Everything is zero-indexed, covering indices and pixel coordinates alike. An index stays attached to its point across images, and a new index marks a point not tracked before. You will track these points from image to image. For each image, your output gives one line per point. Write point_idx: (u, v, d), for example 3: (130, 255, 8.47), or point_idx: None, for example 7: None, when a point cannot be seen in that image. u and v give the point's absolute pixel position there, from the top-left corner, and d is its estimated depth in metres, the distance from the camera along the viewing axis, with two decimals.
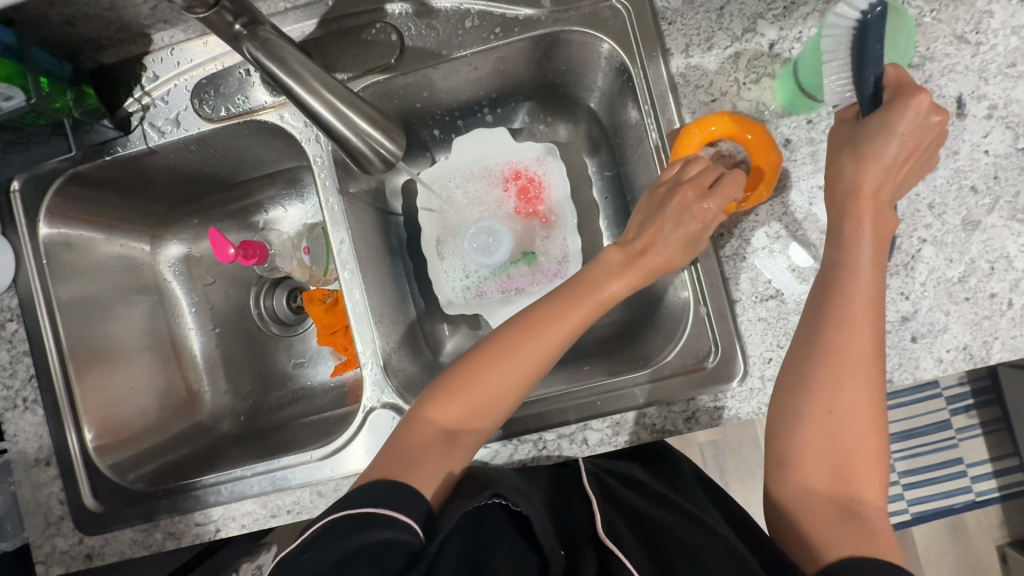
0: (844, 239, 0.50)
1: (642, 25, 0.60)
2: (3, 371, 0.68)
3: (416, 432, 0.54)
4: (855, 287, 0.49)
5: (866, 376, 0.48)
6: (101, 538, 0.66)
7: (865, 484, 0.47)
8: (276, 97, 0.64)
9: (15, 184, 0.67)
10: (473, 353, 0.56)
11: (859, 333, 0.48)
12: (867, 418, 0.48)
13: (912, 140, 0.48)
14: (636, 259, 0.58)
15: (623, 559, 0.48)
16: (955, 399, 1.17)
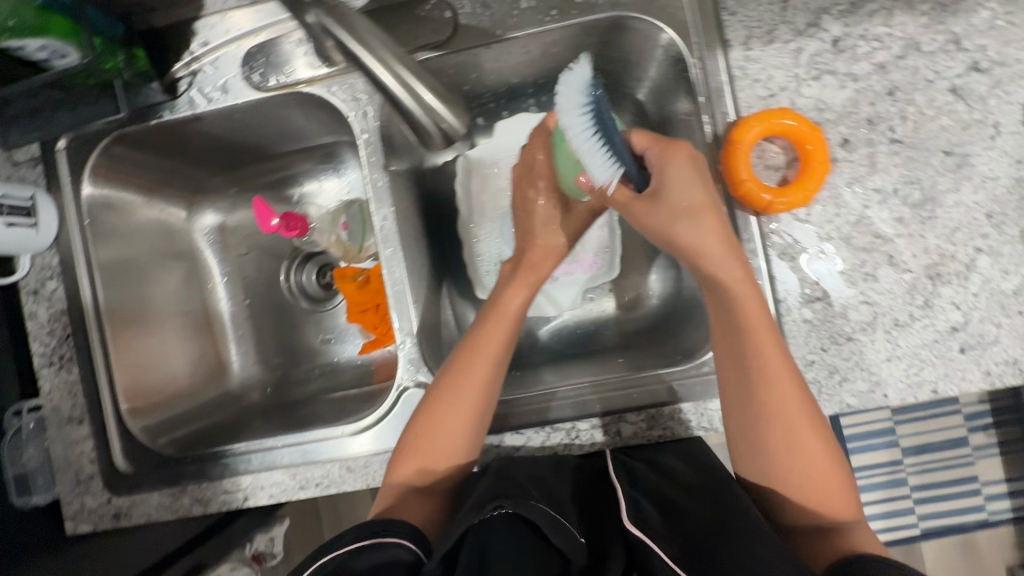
0: (715, 296, 0.53)
1: (702, 14, 0.59)
2: (40, 328, 0.69)
3: (390, 496, 0.58)
4: (760, 326, 0.51)
5: (795, 406, 0.50)
6: (129, 499, 0.66)
7: (834, 498, 0.51)
8: (328, 68, 0.64)
9: (60, 143, 0.67)
10: (423, 400, 0.60)
11: (775, 373, 0.50)
12: (818, 445, 0.51)
13: (686, 195, 0.52)
14: (521, 274, 0.65)
15: (654, 546, 0.46)
16: (976, 417, 1.14)
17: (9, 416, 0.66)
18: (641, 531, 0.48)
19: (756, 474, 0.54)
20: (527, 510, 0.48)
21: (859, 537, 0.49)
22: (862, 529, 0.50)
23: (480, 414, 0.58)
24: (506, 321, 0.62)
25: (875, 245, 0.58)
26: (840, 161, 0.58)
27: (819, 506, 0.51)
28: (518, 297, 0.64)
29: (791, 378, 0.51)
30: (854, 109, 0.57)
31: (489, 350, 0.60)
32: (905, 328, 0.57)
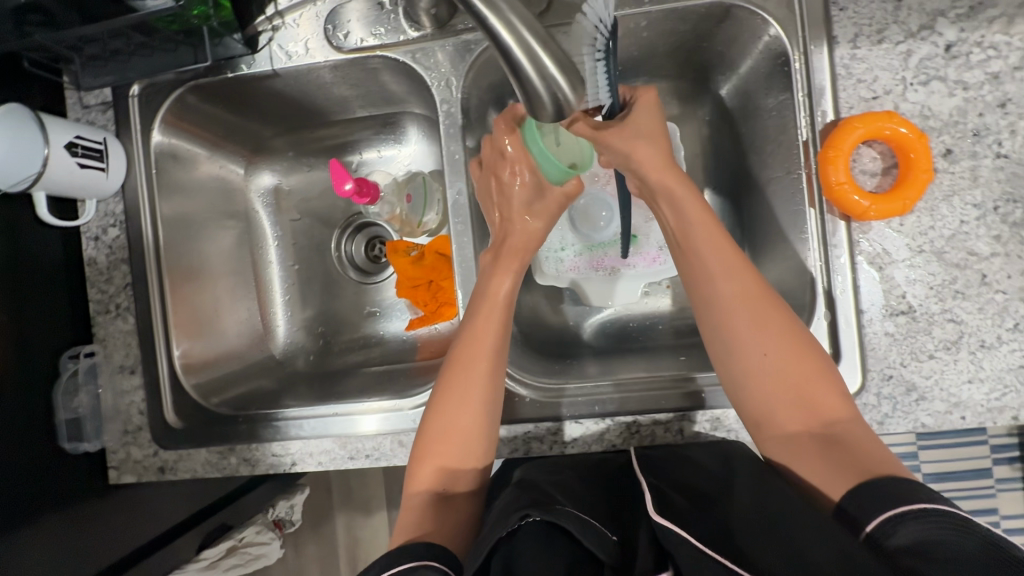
0: (673, 207, 0.57)
1: (809, 7, 0.57)
2: (100, 275, 0.69)
3: (410, 508, 0.54)
4: (727, 276, 0.54)
5: (760, 312, 0.53)
6: (176, 454, 0.67)
7: (827, 403, 0.51)
8: (415, 32, 0.63)
9: (135, 88, 0.67)
10: (429, 407, 0.58)
11: (733, 281, 0.54)
12: (792, 351, 0.52)
13: (648, 126, 0.58)
14: (507, 257, 0.60)
15: (681, 531, 0.44)
16: (999, 449, 1.03)
17: (64, 360, 0.65)
18: (667, 518, 0.46)
19: (745, 401, 0.53)
20: (554, 515, 0.47)
21: (859, 443, 0.49)
22: (859, 428, 0.50)
23: (489, 406, 0.56)
24: (502, 308, 0.59)
25: (969, 262, 0.55)
26: (940, 172, 0.56)
27: (813, 416, 0.51)
28: (512, 279, 0.60)
29: (750, 285, 0.54)
30: (961, 119, 0.55)
31: (493, 323, 0.58)
32: (991, 350, 0.55)
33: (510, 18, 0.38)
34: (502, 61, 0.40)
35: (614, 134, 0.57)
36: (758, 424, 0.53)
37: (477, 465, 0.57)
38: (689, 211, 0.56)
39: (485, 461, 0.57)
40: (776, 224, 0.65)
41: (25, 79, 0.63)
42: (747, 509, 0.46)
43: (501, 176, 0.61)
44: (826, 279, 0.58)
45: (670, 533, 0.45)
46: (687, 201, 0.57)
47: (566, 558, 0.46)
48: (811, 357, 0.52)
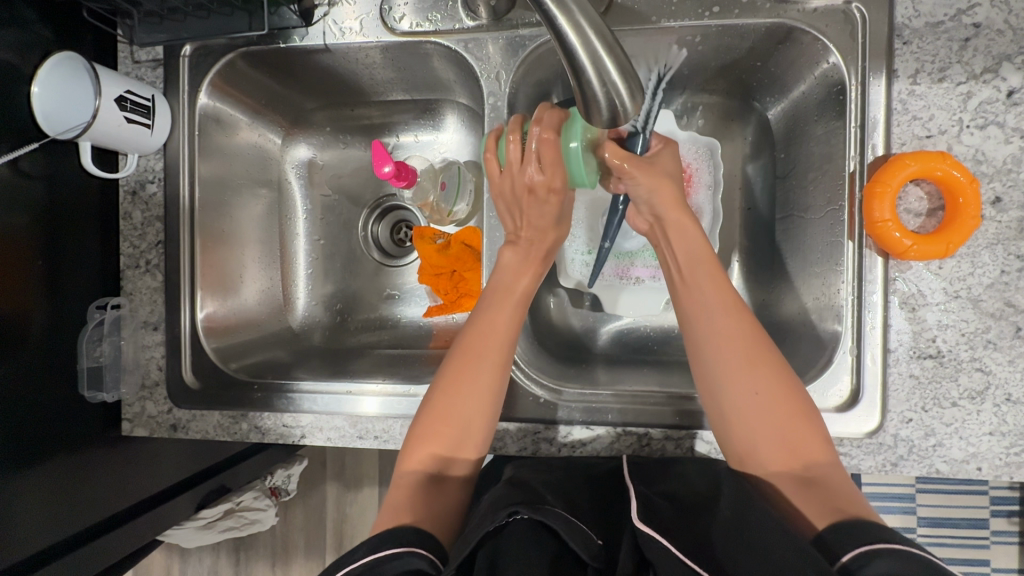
0: (675, 240, 0.59)
1: (873, 38, 0.56)
2: (133, 230, 0.70)
3: (402, 487, 0.53)
4: (720, 304, 0.55)
5: (753, 355, 0.52)
6: (189, 413, 0.69)
7: (808, 447, 0.51)
8: (470, 21, 0.63)
9: (186, 49, 0.68)
10: (434, 389, 0.57)
11: (725, 317, 0.54)
12: (773, 388, 0.52)
13: (667, 168, 0.59)
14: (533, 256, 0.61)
15: (667, 545, 0.45)
16: (1000, 501, 1.02)
17: (92, 310, 0.66)
18: (650, 527, 0.46)
19: (728, 435, 0.53)
20: (543, 514, 0.47)
21: (837, 488, 0.49)
22: (840, 475, 0.50)
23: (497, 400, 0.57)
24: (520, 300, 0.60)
25: (1004, 313, 0.55)
26: (986, 219, 0.55)
27: (796, 457, 0.51)
28: (528, 274, 0.60)
29: (743, 324, 0.54)
30: (1014, 168, 0.54)
31: (508, 313, 0.59)
32: (1016, 405, 0.55)
33: (579, 20, 0.38)
34: (564, 61, 0.40)
35: (642, 172, 0.57)
36: (738, 457, 0.53)
37: (473, 454, 0.56)
38: (692, 247, 0.58)
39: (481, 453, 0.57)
40: (811, 253, 0.64)
41: (80, 28, 0.63)
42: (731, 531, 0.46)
43: (534, 189, 0.59)
44: (856, 314, 0.57)
45: (653, 542, 0.45)
46: (692, 238, 0.58)
47: (548, 556, 0.46)
48: (801, 401, 0.52)
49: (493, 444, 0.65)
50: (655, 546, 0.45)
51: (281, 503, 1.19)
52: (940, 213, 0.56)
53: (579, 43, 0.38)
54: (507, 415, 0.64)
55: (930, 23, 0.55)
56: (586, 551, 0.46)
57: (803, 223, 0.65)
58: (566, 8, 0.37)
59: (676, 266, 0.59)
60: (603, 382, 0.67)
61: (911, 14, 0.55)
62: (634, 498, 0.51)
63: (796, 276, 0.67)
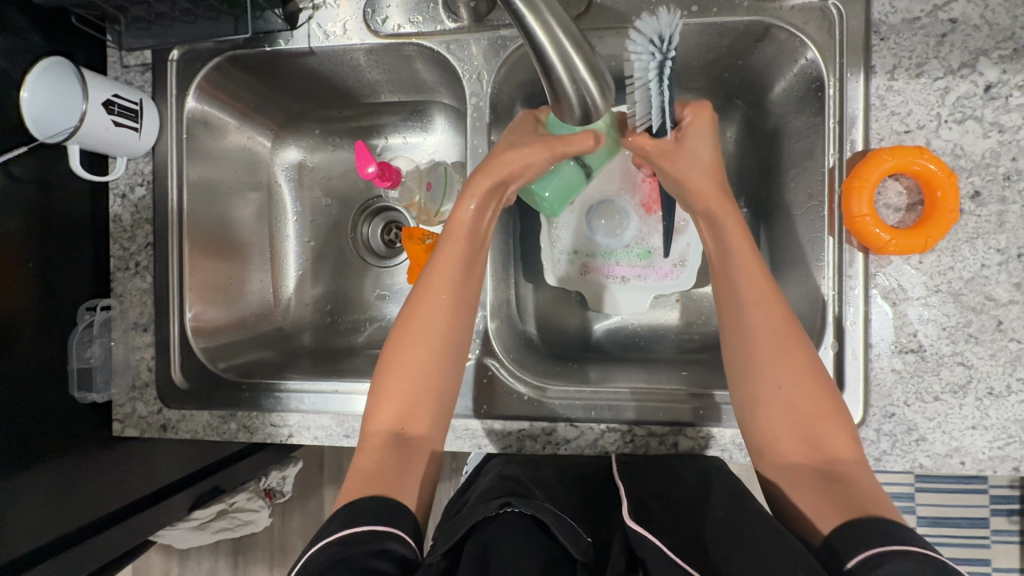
0: (714, 234, 0.57)
1: (850, 35, 0.56)
2: (123, 232, 0.71)
3: (369, 449, 0.53)
4: (753, 287, 0.54)
5: (785, 341, 0.52)
6: (179, 413, 0.70)
7: (829, 438, 0.50)
8: (452, 23, 0.63)
9: (174, 54, 0.69)
10: (389, 341, 0.57)
11: (762, 302, 0.53)
12: (800, 379, 0.51)
13: (707, 158, 0.56)
14: (484, 179, 0.56)
15: (657, 542, 0.45)
16: (999, 500, 1.01)
17: (81, 311, 0.67)
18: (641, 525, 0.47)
19: (753, 429, 0.53)
20: (534, 508, 0.47)
21: (861, 486, 0.48)
22: (862, 471, 0.49)
23: (451, 359, 0.56)
24: (470, 237, 0.57)
25: (985, 307, 0.55)
26: (966, 213, 0.55)
27: (816, 452, 0.50)
28: (479, 205, 0.57)
29: (777, 313, 0.53)
30: (993, 162, 0.55)
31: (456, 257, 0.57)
32: (999, 398, 0.55)
33: (547, 19, 0.38)
34: (534, 59, 0.40)
35: (666, 162, 0.55)
36: (761, 451, 0.52)
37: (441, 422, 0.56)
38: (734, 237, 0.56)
39: (442, 423, 0.56)
40: (794, 250, 0.64)
41: (70, 34, 0.64)
42: (722, 529, 0.46)
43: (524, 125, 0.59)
44: (836, 309, 0.58)
45: (641, 538, 0.46)
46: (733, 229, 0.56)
47: (543, 556, 0.45)
48: (821, 395, 0.51)
49: (478, 442, 0.65)
50: (647, 544, 0.45)
51: (278, 505, 1.19)
52: (919, 208, 0.56)
53: (548, 41, 0.39)
54: (491, 412, 0.65)
55: (906, 19, 0.55)
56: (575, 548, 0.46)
57: (785, 220, 0.66)
58: (534, 8, 0.38)
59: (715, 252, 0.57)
60: (588, 380, 0.67)
61: (887, 10, 0.56)
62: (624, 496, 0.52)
63: (781, 272, 0.67)
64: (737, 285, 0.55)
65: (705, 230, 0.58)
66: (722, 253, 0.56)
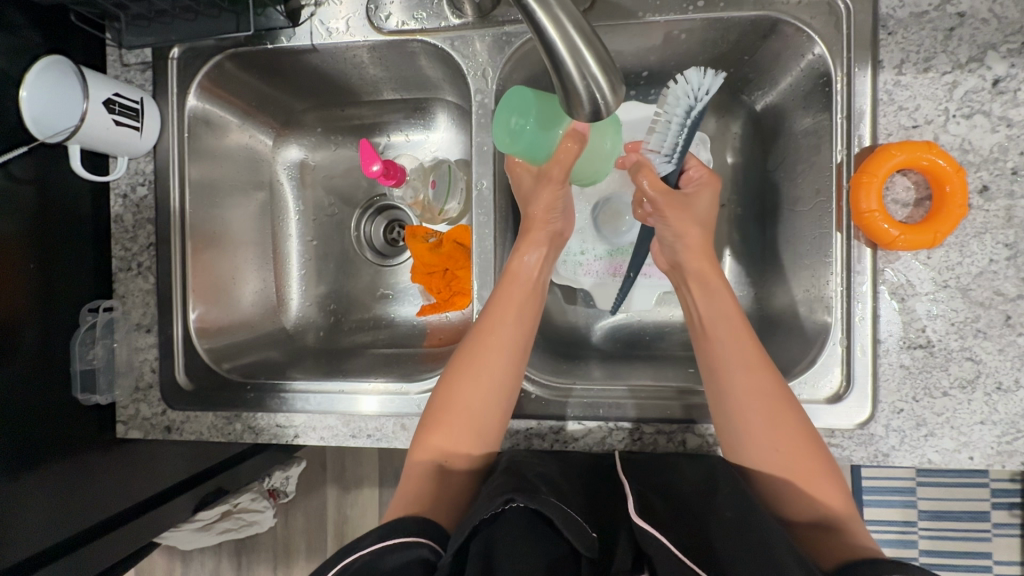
0: (710, 293, 0.59)
1: (857, 29, 0.56)
2: (125, 233, 0.70)
3: (413, 478, 0.56)
4: (742, 361, 0.55)
5: (775, 407, 0.53)
6: (183, 414, 0.69)
7: (826, 496, 0.52)
8: (456, 19, 0.63)
9: (175, 52, 0.68)
10: (441, 381, 0.59)
11: (752, 377, 0.54)
12: (797, 444, 0.52)
13: (700, 213, 0.61)
14: (531, 235, 0.62)
15: (661, 541, 0.44)
16: (1001, 493, 1.01)
17: (84, 313, 0.66)
18: (647, 522, 0.47)
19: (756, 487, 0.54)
20: (539, 504, 0.46)
21: (853, 535, 0.50)
22: (850, 516, 0.51)
23: (501, 385, 0.57)
24: (525, 283, 0.61)
25: (993, 302, 0.55)
26: (974, 208, 0.55)
27: (814, 508, 0.52)
28: (532, 255, 0.61)
29: (769, 381, 0.54)
30: (1001, 157, 0.54)
31: (515, 295, 0.60)
32: (1007, 393, 0.54)
33: (557, 14, 0.38)
34: (544, 55, 0.40)
35: (676, 211, 0.59)
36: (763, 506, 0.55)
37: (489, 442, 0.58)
38: (715, 300, 0.58)
39: (489, 445, 0.58)
40: (801, 246, 0.64)
41: (69, 33, 0.64)
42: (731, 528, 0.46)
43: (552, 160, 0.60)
44: (845, 304, 0.57)
45: (646, 534, 0.46)
46: (717, 290, 0.58)
47: (549, 552, 0.45)
48: (817, 457, 0.52)
49: None
50: (652, 542, 0.45)
51: (281, 505, 1.19)
52: (928, 203, 0.56)
53: (558, 36, 0.39)
54: None
55: (914, 13, 0.55)
56: (580, 542, 0.46)
57: (792, 216, 0.65)
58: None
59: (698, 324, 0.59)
60: (594, 378, 0.67)
61: (895, 4, 0.55)
62: (631, 495, 0.51)
63: (787, 267, 0.66)
64: (718, 368, 0.55)
65: (688, 289, 0.60)
66: (705, 318, 0.58)
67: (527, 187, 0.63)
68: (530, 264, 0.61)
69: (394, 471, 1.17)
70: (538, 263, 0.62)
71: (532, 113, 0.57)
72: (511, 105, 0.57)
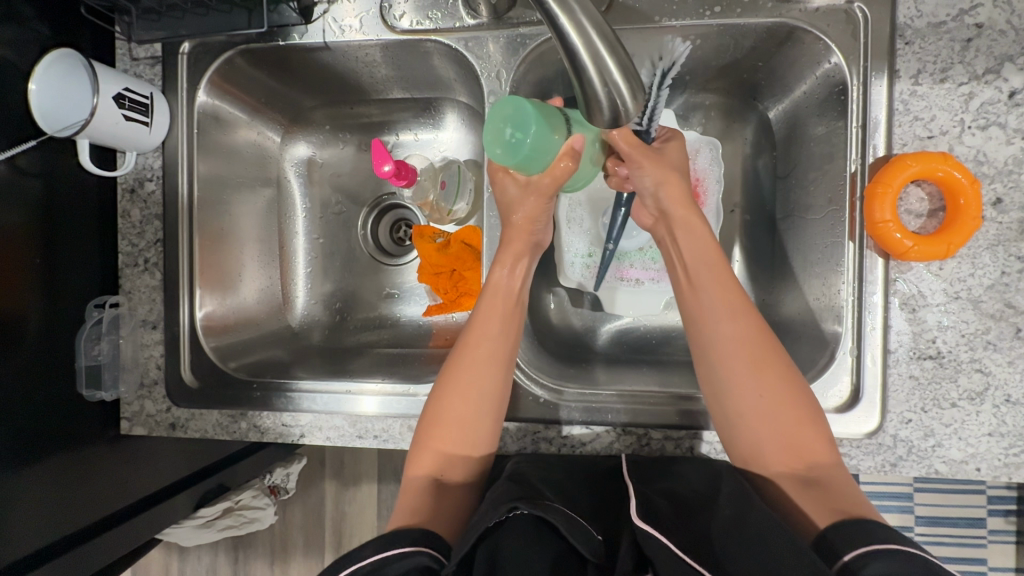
0: (689, 237, 0.58)
1: (875, 38, 0.56)
2: (132, 228, 0.70)
3: (410, 491, 0.54)
4: (723, 307, 0.54)
5: (755, 351, 0.53)
6: (188, 412, 0.68)
7: (809, 445, 0.51)
8: (471, 19, 0.62)
9: (185, 46, 0.67)
10: (431, 396, 0.58)
11: (732, 322, 0.54)
12: (781, 391, 0.52)
13: (673, 161, 0.60)
14: (513, 244, 0.61)
15: (667, 543, 0.44)
16: (997, 501, 1.02)
17: (90, 309, 0.66)
18: (650, 524, 0.46)
19: (736, 435, 0.53)
20: (543, 510, 0.46)
21: (842, 489, 0.50)
22: (843, 476, 0.51)
23: (493, 383, 0.57)
24: (507, 297, 0.60)
25: (1005, 314, 0.55)
26: (987, 220, 0.55)
27: (799, 459, 0.51)
28: (511, 266, 0.60)
29: (750, 328, 0.54)
30: (1015, 169, 0.54)
31: (498, 306, 0.59)
32: (1016, 406, 0.55)
33: (580, 19, 0.37)
34: (565, 59, 0.40)
35: (652, 162, 0.57)
36: (744, 458, 0.53)
37: (486, 444, 0.57)
38: (696, 245, 0.57)
39: (484, 450, 0.57)
40: (811, 254, 0.64)
41: (78, 25, 0.63)
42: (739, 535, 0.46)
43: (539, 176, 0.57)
44: (856, 314, 0.57)
45: (648, 535, 0.45)
46: (697, 235, 0.58)
47: (553, 555, 0.45)
48: (803, 405, 0.52)
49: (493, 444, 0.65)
50: (656, 546, 0.44)
51: (280, 501, 1.19)
52: (941, 214, 0.56)
53: (580, 41, 0.38)
54: (507, 414, 0.64)
55: (932, 23, 0.55)
56: (586, 548, 0.45)
57: (803, 223, 0.65)
58: (565, 1, 0.37)
59: (681, 273, 0.58)
60: (602, 382, 0.67)
61: (913, 13, 0.55)
62: (635, 497, 0.50)
63: (797, 275, 0.66)
64: (701, 313, 0.55)
65: (672, 236, 0.59)
66: (689, 267, 0.57)
67: (511, 196, 0.60)
68: (510, 278, 0.60)
69: (394, 469, 1.17)
70: (520, 276, 0.60)
71: (528, 126, 0.50)
72: (503, 115, 0.50)
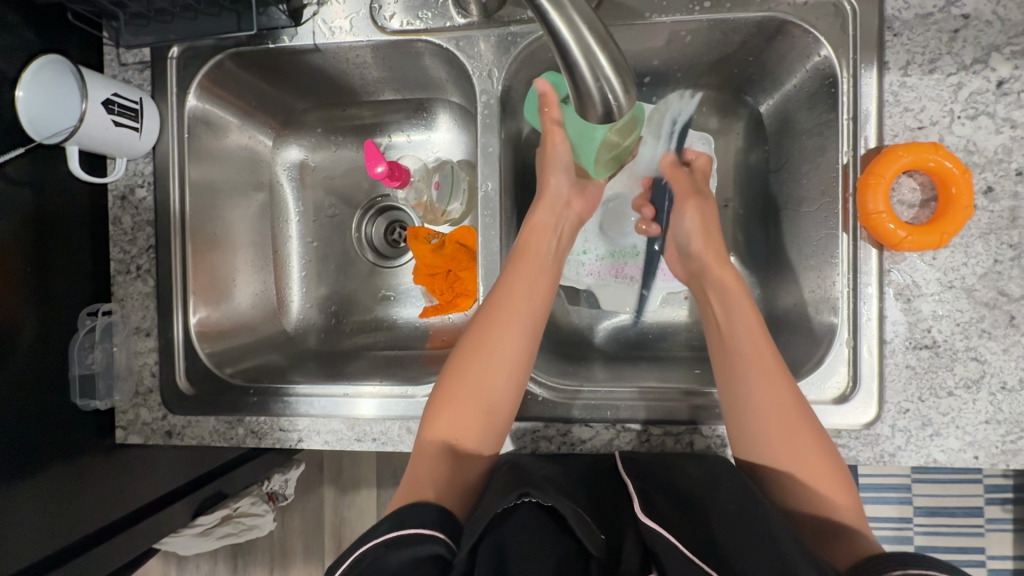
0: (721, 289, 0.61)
1: (863, 30, 0.56)
2: (124, 235, 0.69)
3: (423, 456, 0.55)
4: (747, 342, 0.57)
5: (777, 386, 0.54)
6: (184, 419, 0.68)
7: (825, 488, 0.52)
8: (461, 19, 0.62)
9: (174, 51, 0.67)
10: (454, 358, 0.59)
11: (758, 358, 0.56)
12: (800, 430, 0.53)
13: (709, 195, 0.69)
14: (542, 206, 0.64)
15: (673, 540, 0.44)
16: (994, 489, 1.02)
17: (83, 317, 0.65)
18: (653, 521, 0.46)
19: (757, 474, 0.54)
20: (553, 498, 0.46)
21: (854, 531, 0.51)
22: (856, 518, 0.51)
23: (515, 361, 0.58)
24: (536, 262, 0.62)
25: (998, 302, 0.55)
26: (979, 209, 0.55)
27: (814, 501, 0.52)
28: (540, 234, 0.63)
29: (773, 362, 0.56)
30: (1005, 158, 0.55)
31: (529, 274, 0.61)
32: (1012, 392, 0.55)
33: (571, 15, 0.37)
34: (556, 55, 0.40)
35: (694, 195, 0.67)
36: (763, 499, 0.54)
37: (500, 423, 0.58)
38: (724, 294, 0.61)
39: (498, 430, 0.57)
40: (806, 247, 0.64)
41: (65, 30, 0.62)
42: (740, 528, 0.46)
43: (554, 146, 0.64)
44: (851, 305, 0.57)
45: (654, 534, 0.45)
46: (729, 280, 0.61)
47: (559, 555, 0.46)
48: (817, 445, 0.53)
49: None
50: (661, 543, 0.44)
51: (278, 507, 1.17)
52: (934, 204, 0.56)
53: (571, 38, 0.38)
54: None
55: (919, 14, 0.55)
56: (590, 541, 0.45)
57: (797, 216, 0.65)
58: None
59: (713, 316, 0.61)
60: (601, 379, 0.67)
61: (900, 6, 0.55)
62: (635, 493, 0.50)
63: (792, 268, 0.66)
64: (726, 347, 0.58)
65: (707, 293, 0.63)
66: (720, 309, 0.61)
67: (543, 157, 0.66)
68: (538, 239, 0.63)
69: (393, 473, 1.16)
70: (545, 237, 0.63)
71: None
72: None
